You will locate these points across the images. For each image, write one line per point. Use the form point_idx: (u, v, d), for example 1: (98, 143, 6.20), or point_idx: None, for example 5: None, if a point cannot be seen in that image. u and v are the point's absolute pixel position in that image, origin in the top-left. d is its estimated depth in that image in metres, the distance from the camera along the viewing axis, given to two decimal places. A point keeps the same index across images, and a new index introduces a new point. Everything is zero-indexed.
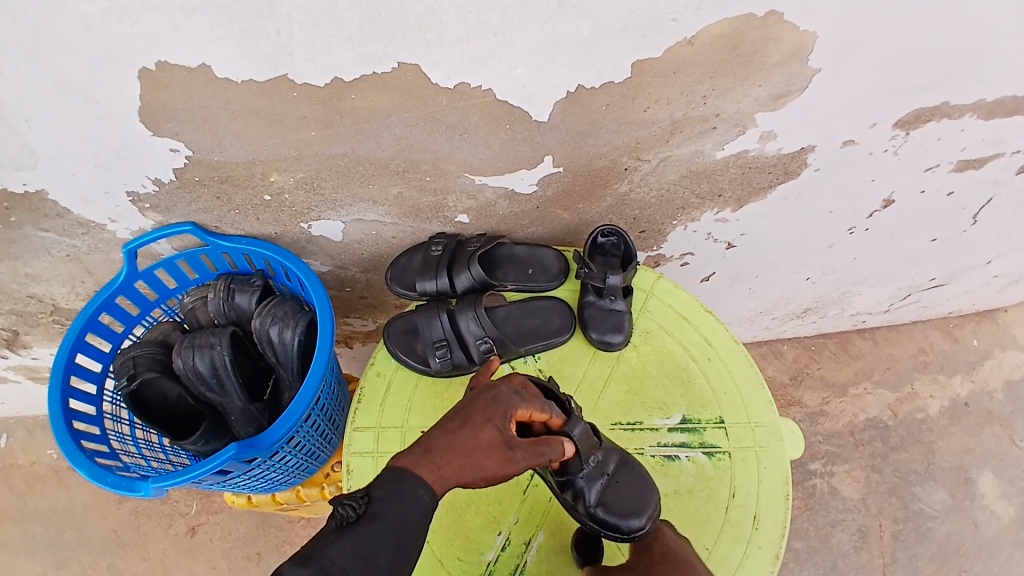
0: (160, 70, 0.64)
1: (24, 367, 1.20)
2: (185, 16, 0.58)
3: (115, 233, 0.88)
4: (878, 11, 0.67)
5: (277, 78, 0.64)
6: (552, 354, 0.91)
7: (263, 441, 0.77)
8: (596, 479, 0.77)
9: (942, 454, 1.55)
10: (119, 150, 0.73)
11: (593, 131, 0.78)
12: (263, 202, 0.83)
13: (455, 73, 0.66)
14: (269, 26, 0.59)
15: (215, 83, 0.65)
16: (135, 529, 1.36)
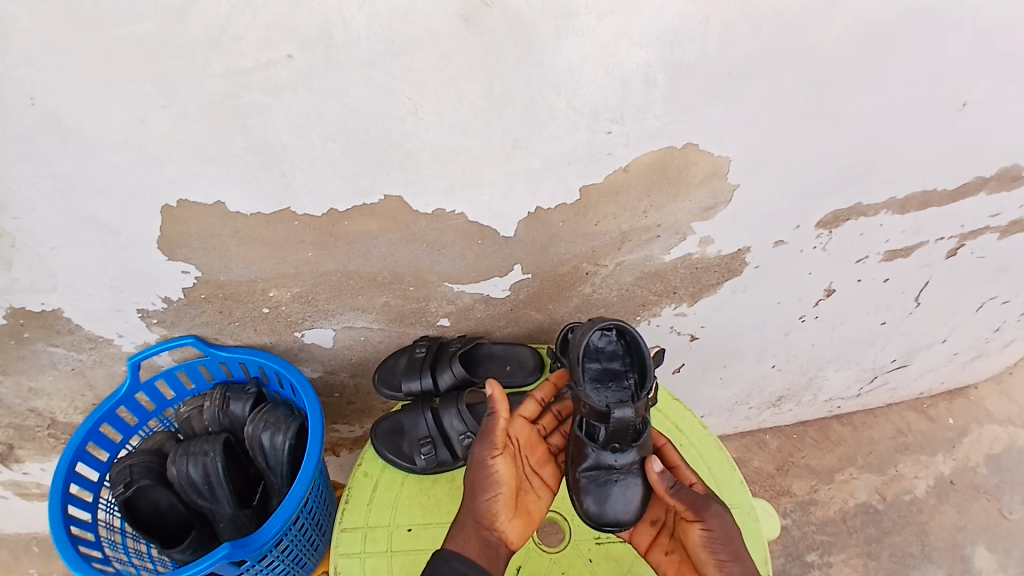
0: (179, 206, 0.75)
1: (13, 484, 1.22)
2: (207, 164, 0.71)
3: (121, 347, 0.95)
4: (776, 140, 0.82)
5: (280, 210, 0.77)
6: None
7: (254, 541, 0.79)
8: (610, 456, 0.82)
9: (937, 534, 1.55)
10: (136, 274, 0.83)
11: (554, 243, 0.90)
12: (262, 314, 0.92)
13: (431, 201, 0.79)
14: (272, 168, 0.72)
15: (226, 214, 0.77)
16: None
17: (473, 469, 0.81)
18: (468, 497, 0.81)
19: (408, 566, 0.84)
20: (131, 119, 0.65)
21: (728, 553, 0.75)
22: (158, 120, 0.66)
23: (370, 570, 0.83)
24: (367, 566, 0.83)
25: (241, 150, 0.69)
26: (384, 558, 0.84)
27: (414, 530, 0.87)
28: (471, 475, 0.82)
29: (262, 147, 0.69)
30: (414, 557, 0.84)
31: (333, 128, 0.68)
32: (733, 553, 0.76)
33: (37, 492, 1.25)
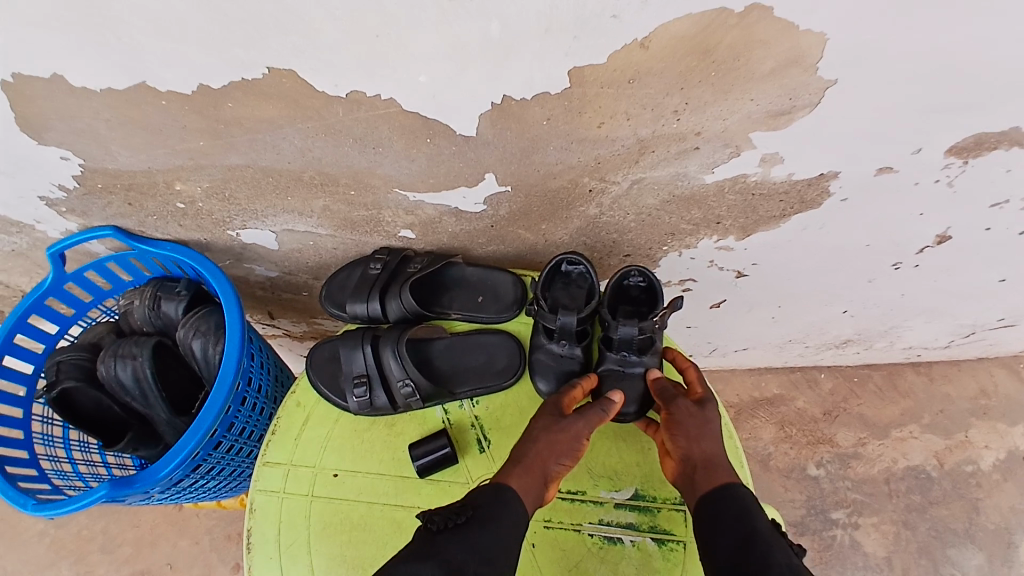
0: (18, 80, 0.56)
1: None
2: (17, 25, 0.49)
3: (47, 233, 0.83)
4: (899, 15, 0.48)
5: (137, 87, 0.55)
6: (494, 399, 0.78)
7: (143, 480, 0.68)
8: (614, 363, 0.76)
9: (989, 514, 1.31)
10: (19, 161, 0.68)
11: (537, 148, 0.64)
12: (179, 209, 0.75)
13: (344, 81, 0.54)
14: (100, 28, 0.49)
15: (76, 91, 0.57)
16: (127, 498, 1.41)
17: (562, 432, 0.68)
18: (543, 452, 0.67)
19: (328, 516, 0.73)
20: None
21: (678, 429, 0.68)
22: None
23: (287, 514, 0.73)
24: (284, 508, 0.73)
25: (50, 5, 0.47)
26: (303, 503, 0.73)
27: (341, 477, 0.74)
28: (557, 433, 0.68)
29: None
30: (337, 507, 0.73)
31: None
32: (686, 431, 0.67)
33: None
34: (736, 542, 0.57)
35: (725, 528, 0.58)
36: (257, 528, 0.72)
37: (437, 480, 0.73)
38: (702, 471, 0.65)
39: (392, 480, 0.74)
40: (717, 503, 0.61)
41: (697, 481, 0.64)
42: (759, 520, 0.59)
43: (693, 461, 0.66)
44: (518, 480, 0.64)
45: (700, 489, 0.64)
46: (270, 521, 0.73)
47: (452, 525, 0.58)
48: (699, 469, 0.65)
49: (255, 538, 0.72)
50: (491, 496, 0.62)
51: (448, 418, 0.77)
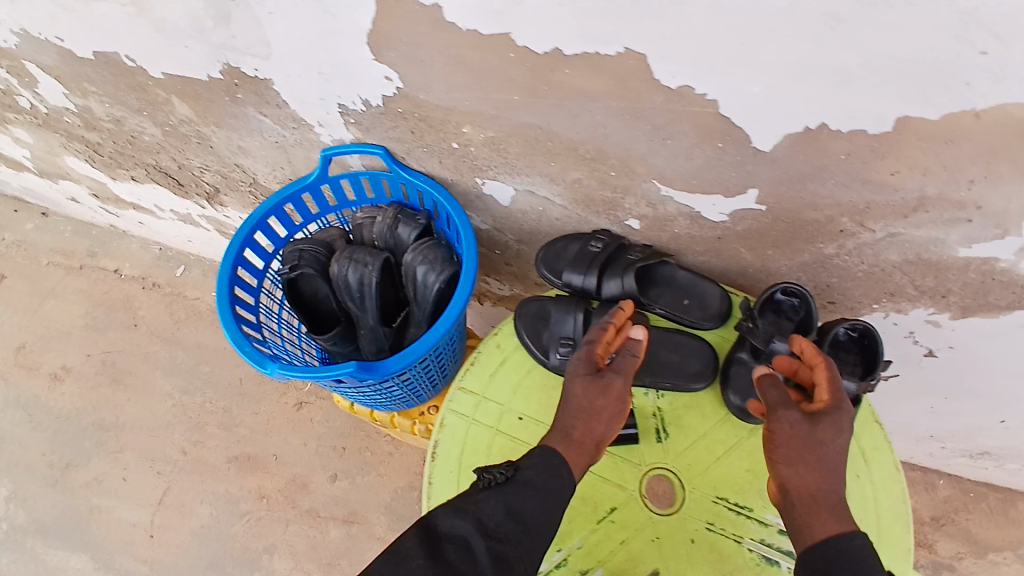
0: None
1: (215, 220, 1.46)
2: None
3: (319, 136, 0.91)
4: None
5: (500, 35, 0.62)
6: (678, 397, 0.82)
7: (378, 369, 0.79)
8: None
9: None
10: (344, 68, 0.74)
11: (818, 177, 0.66)
12: (450, 148, 0.84)
13: (682, 73, 0.60)
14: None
15: (441, 27, 0.64)
16: (255, 386, 1.69)
17: (589, 392, 0.75)
18: (581, 413, 0.75)
19: (507, 452, 0.80)
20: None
21: (781, 455, 0.69)
22: None
23: (472, 438, 0.81)
24: (470, 432, 0.81)
25: None
26: (487, 433, 0.81)
27: (524, 421, 0.82)
28: (587, 394, 0.75)
29: None
30: (516, 445, 0.81)
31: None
32: (789, 457, 0.69)
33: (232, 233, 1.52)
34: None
35: (833, 570, 0.62)
36: (444, 442, 0.81)
37: (612, 451, 0.79)
38: (804, 504, 0.68)
39: None
40: (821, 546, 0.64)
41: (799, 513, 0.67)
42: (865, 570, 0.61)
43: (795, 492, 0.68)
44: (563, 449, 0.73)
45: (802, 525, 0.67)
46: (456, 439, 0.81)
47: (494, 481, 0.69)
48: (802, 499, 0.68)
49: (440, 449, 0.81)
50: (537, 462, 0.70)
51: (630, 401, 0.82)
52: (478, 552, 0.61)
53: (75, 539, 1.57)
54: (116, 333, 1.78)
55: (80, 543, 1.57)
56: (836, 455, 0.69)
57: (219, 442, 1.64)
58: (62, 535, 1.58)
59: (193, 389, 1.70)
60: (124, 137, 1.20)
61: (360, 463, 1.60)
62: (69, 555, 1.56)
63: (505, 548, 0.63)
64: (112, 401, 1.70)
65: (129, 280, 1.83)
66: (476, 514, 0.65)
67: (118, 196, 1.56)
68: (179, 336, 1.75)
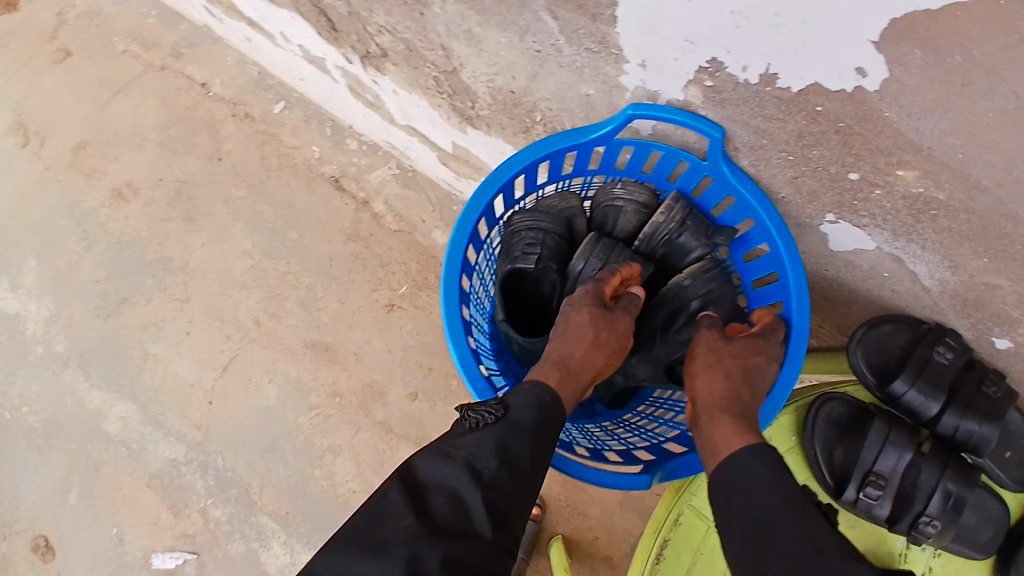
0: None
1: (353, 78, 1.07)
2: None
3: (620, 75, 0.61)
4: None
5: None
6: (953, 561, 0.72)
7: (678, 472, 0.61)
8: None
9: None
10: (793, 21, 0.44)
11: None
12: (839, 178, 0.55)
13: None
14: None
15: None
16: (345, 272, 1.23)
17: (593, 320, 0.62)
18: (580, 344, 0.61)
19: None
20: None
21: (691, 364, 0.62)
22: None
23: (711, 550, 0.66)
24: (709, 542, 0.66)
25: None
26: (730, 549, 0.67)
27: None
28: (593, 323, 0.62)
29: None
30: None
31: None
32: (699, 370, 0.61)
33: (368, 100, 1.12)
34: (752, 525, 0.48)
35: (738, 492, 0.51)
36: (675, 544, 0.66)
37: None
38: (709, 416, 0.58)
39: None
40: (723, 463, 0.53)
41: (702, 429, 0.58)
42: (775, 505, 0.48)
43: (701, 406, 0.59)
44: (557, 382, 0.59)
45: (706, 441, 0.56)
46: (691, 545, 0.66)
47: (481, 424, 0.53)
48: (706, 413, 0.58)
49: (669, 552, 0.66)
50: (526, 397, 0.56)
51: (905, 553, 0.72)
52: (468, 504, 0.49)
53: (120, 382, 1.22)
54: (195, 159, 1.28)
55: (125, 388, 1.22)
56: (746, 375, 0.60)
57: (297, 323, 1.22)
58: (105, 372, 1.23)
59: (277, 254, 1.24)
60: None
61: (444, 388, 1.15)
62: (111, 397, 1.22)
63: (496, 502, 0.50)
64: (180, 238, 1.26)
65: (217, 101, 1.30)
66: (463, 458, 0.51)
67: (236, 6, 1.14)
68: (268, 188, 1.26)
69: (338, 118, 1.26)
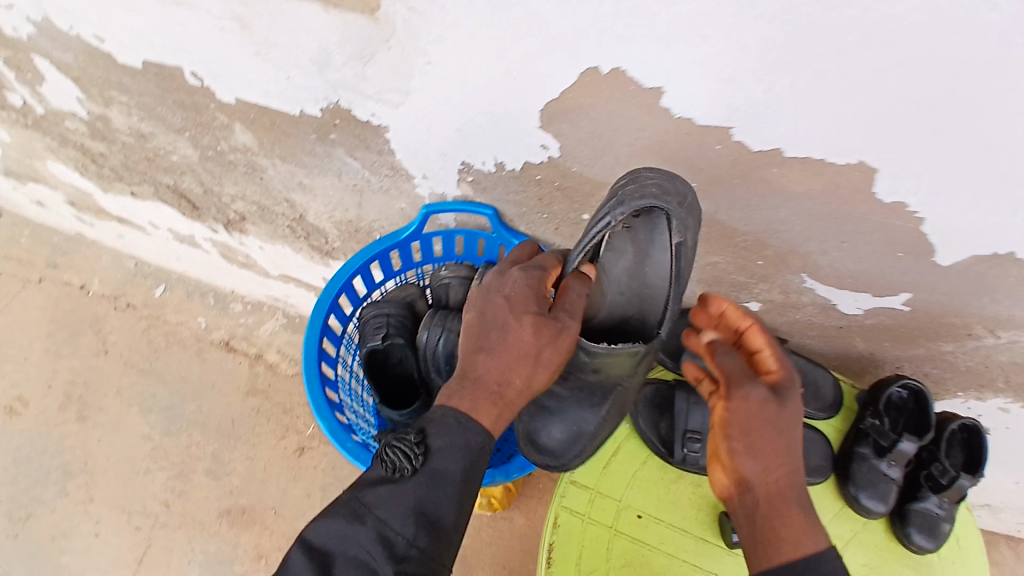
0: (608, 75, 0.55)
1: (223, 245, 1.21)
2: (694, 40, 0.50)
3: (416, 188, 0.81)
4: None
5: (720, 127, 0.56)
6: None
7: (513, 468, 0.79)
8: (933, 504, 0.82)
9: None
10: (492, 128, 0.66)
11: (982, 291, 0.67)
12: (579, 220, 0.76)
13: (905, 190, 0.57)
14: (763, 88, 0.51)
15: (649, 110, 0.57)
16: (248, 428, 1.26)
17: (531, 334, 0.59)
18: (522, 365, 0.59)
19: (627, 556, 0.74)
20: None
21: (734, 440, 0.59)
22: None
23: (590, 541, 0.74)
24: (587, 534, 0.75)
25: (753, 39, 0.48)
26: (606, 535, 0.75)
27: (645, 519, 0.76)
28: (528, 335, 0.59)
29: (782, 45, 0.48)
30: (638, 548, 0.74)
31: (868, 54, 0.46)
32: (758, 452, 0.59)
33: (241, 261, 1.25)
34: None
35: None
36: (558, 546, 0.74)
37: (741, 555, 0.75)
38: (776, 514, 0.58)
39: (695, 540, 0.75)
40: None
41: (761, 518, 0.58)
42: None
43: (758, 491, 0.59)
44: (491, 417, 0.58)
45: (771, 542, 0.57)
46: (574, 542, 0.74)
47: (400, 476, 0.56)
48: (765, 502, 0.58)
49: (555, 555, 0.74)
50: (450, 451, 0.56)
51: None
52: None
53: None
54: (83, 359, 1.32)
55: None
56: (780, 436, 0.59)
57: (208, 494, 1.21)
58: None
59: (177, 430, 1.26)
60: (143, 153, 1.02)
61: None
62: None
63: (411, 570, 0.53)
64: (76, 439, 1.26)
65: (99, 299, 1.37)
66: (380, 524, 0.53)
67: (104, 209, 1.27)
68: (157, 370, 1.31)
69: (219, 287, 1.36)
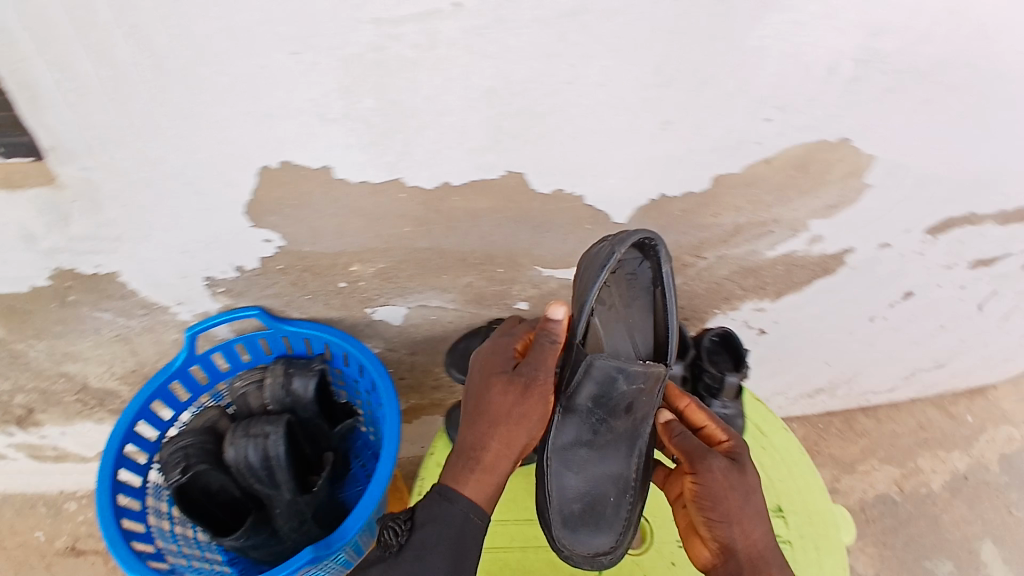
0: (281, 168, 0.64)
1: (28, 445, 1.09)
2: (323, 124, 0.60)
3: (177, 314, 0.86)
4: (924, 142, 0.74)
5: (392, 180, 0.66)
6: None
7: (337, 541, 0.74)
8: (718, 407, 0.93)
9: (952, 530, 1.44)
10: (214, 241, 0.73)
11: (664, 231, 0.82)
12: (337, 288, 0.83)
13: (554, 180, 0.70)
14: (398, 146, 0.62)
15: (328, 185, 0.66)
16: None
17: (504, 401, 0.70)
18: (493, 426, 0.69)
19: (486, 565, 0.82)
20: (250, 79, 0.56)
21: (710, 509, 0.70)
22: (285, 72, 0.56)
23: None
24: None
25: (367, 111, 0.59)
26: None
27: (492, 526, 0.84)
28: (500, 401, 0.70)
29: (392, 108, 0.59)
30: (494, 553, 0.83)
31: (449, 91, 0.57)
32: (729, 517, 0.69)
33: (53, 454, 1.13)
34: None
35: None
36: None
37: None
38: (767, 563, 0.69)
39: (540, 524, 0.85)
40: None
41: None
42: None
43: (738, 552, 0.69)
44: (474, 479, 0.69)
45: None
46: None
47: (390, 544, 0.66)
48: (755, 557, 0.69)
49: None
50: (433, 516, 0.67)
51: None
52: None
53: None
54: None
55: None
56: (759, 497, 0.71)
57: None
58: None
59: None
60: None
61: None
62: None
63: None
64: None
65: None
66: None
67: None
68: None
69: (44, 493, 1.21)
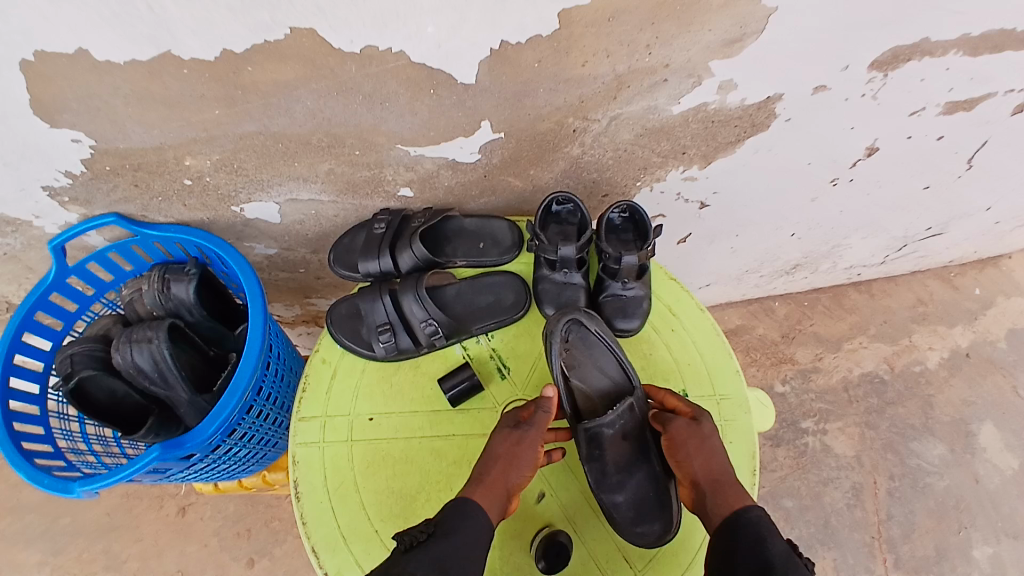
0: (40, 60, 0.58)
1: None
2: (51, 2, 0.52)
3: (44, 228, 0.83)
4: None
5: (161, 56, 0.59)
6: (507, 331, 0.87)
7: (191, 440, 0.71)
8: (619, 288, 0.85)
9: (943, 407, 1.32)
10: (28, 148, 0.69)
11: (529, 90, 0.70)
12: (185, 186, 0.78)
13: (358, 36, 0.59)
14: (146, 15, 0.54)
15: (103, 68, 0.60)
16: (123, 514, 1.23)
17: (512, 446, 0.72)
18: (501, 467, 0.71)
19: (370, 456, 0.80)
20: None
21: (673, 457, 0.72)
22: None
23: (331, 460, 0.79)
24: (327, 455, 0.80)
25: None
26: (344, 447, 0.80)
27: (376, 420, 0.82)
28: (507, 445, 0.72)
29: None
30: (377, 446, 0.80)
31: None
32: (690, 454, 0.71)
33: None
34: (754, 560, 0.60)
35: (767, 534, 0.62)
36: (304, 479, 0.79)
37: (467, 408, 0.83)
38: (731, 488, 0.68)
39: (426, 415, 0.82)
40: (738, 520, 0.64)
41: (710, 501, 0.68)
42: (768, 528, 0.63)
43: (704, 483, 0.70)
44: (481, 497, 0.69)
45: (725, 502, 0.67)
46: (314, 469, 0.79)
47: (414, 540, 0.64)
48: (714, 482, 0.69)
49: (303, 487, 0.78)
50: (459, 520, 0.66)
51: (467, 354, 0.86)
52: None
53: None
54: None
55: None
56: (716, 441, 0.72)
57: None
58: None
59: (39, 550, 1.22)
60: None
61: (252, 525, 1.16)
62: None
63: None
64: None
65: None
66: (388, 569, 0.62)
67: None
68: None
69: None
